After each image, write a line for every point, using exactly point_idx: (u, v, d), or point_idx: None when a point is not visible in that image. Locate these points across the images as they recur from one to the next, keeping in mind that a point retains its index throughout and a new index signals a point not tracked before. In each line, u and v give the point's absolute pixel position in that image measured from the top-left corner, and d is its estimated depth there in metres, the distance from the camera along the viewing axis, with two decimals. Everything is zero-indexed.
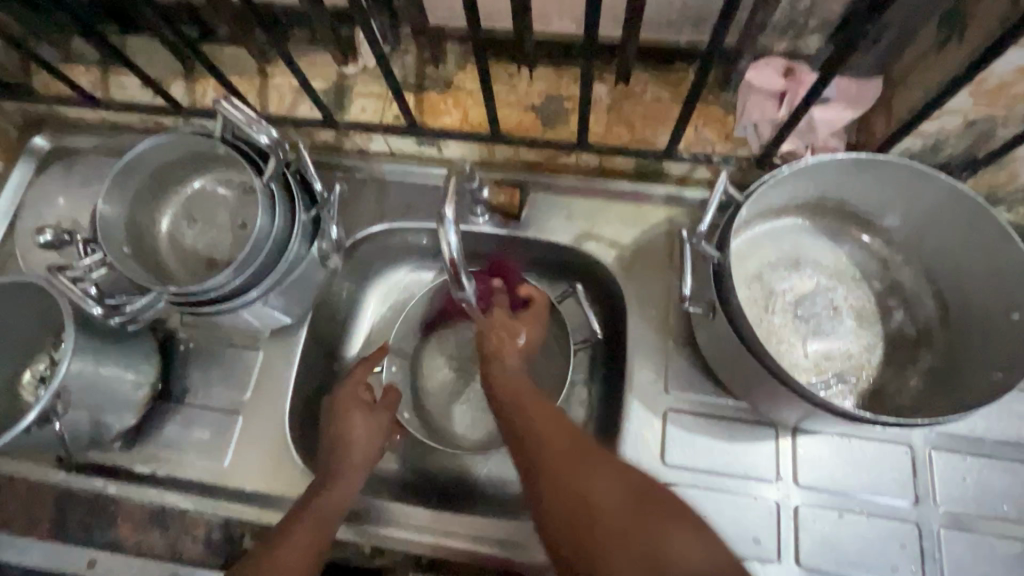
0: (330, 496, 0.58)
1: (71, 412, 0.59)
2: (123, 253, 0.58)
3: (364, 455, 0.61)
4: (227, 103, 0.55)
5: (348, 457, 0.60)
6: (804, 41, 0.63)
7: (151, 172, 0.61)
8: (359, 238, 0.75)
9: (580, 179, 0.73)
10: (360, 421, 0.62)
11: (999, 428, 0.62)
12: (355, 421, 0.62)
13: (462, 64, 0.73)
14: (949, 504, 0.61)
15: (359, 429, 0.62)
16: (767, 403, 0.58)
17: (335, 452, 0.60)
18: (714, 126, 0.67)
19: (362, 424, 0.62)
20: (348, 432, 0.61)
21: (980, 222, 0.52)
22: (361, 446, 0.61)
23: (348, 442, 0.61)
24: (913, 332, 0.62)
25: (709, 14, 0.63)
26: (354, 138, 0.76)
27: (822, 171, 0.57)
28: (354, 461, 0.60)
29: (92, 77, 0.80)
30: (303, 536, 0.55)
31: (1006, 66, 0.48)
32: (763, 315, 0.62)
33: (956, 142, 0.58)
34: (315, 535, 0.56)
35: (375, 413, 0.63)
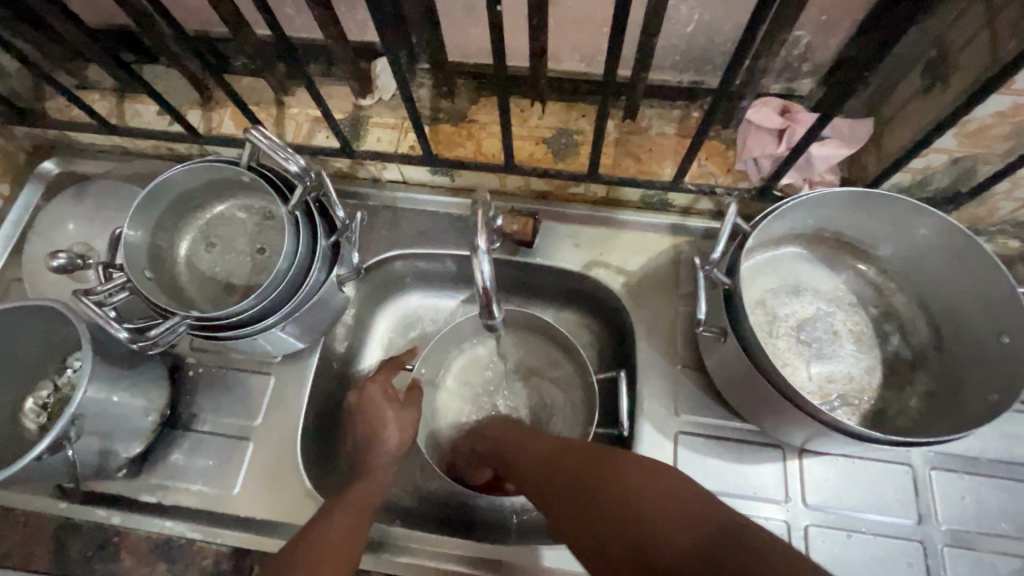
0: (365, 487, 0.59)
1: (83, 438, 0.58)
2: (145, 278, 0.59)
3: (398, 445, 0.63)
4: (257, 132, 0.57)
5: (383, 450, 0.62)
6: (798, 83, 0.68)
7: (176, 197, 0.62)
8: (372, 264, 0.77)
9: (590, 209, 0.76)
10: (394, 415, 0.64)
11: (992, 447, 0.65)
12: (389, 415, 0.64)
13: (475, 97, 0.76)
14: (952, 523, 0.63)
15: (393, 428, 0.63)
16: (777, 426, 0.60)
17: (370, 445, 0.63)
18: (716, 160, 0.71)
19: (393, 422, 0.64)
20: (383, 425, 0.63)
21: (970, 252, 0.56)
22: (392, 439, 0.63)
23: (379, 437, 0.63)
24: (909, 355, 0.66)
25: (712, 56, 0.68)
26: (369, 167, 0.78)
27: (820, 204, 0.60)
28: (384, 454, 0.62)
29: (107, 104, 0.80)
30: (347, 516, 0.55)
31: (987, 110, 0.53)
32: (768, 339, 0.65)
33: (941, 178, 0.63)
34: (358, 517, 0.56)
35: (408, 410, 0.66)
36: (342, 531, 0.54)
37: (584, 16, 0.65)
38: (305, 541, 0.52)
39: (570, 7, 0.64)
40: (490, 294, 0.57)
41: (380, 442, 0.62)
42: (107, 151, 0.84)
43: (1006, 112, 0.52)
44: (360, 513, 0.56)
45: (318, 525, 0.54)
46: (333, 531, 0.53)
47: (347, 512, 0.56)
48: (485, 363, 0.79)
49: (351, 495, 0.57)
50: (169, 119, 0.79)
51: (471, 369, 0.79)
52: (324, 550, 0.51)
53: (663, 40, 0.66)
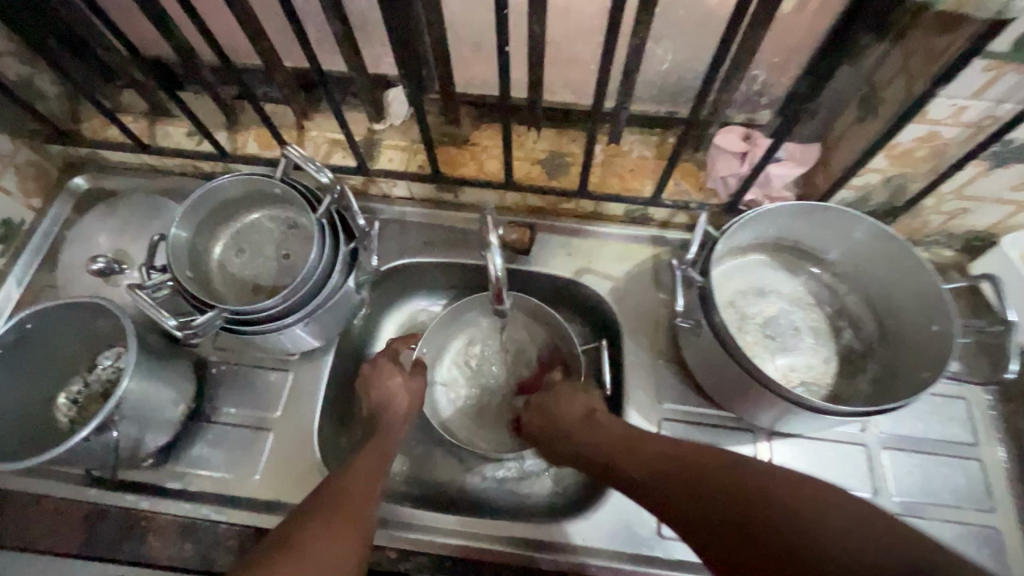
0: (379, 449, 0.64)
1: (124, 421, 0.64)
2: (187, 276, 0.66)
3: (405, 413, 0.69)
4: (292, 148, 0.65)
5: (393, 413, 0.69)
6: (758, 115, 0.79)
7: (214, 205, 0.70)
8: (384, 270, 0.84)
9: (580, 223, 0.86)
10: (401, 385, 0.70)
11: (935, 428, 0.74)
12: (397, 386, 0.70)
13: (477, 123, 0.86)
14: (903, 495, 0.71)
15: (406, 397, 0.70)
16: (749, 407, 0.68)
17: (381, 413, 0.69)
18: (690, 180, 0.82)
19: (403, 389, 0.70)
20: (391, 393, 0.70)
21: (903, 255, 0.66)
22: (401, 407, 0.69)
23: (389, 405, 0.69)
24: (860, 347, 0.75)
25: (684, 91, 0.78)
26: (381, 184, 0.86)
27: (777, 216, 0.70)
28: (393, 423, 0.68)
29: (139, 125, 0.88)
30: (364, 465, 0.61)
31: (909, 136, 0.63)
32: (738, 333, 0.74)
33: (879, 195, 0.74)
34: (375, 471, 0.62)
35: (413, 379, 0.72)
36: (362, 483, 0.59)
37: (575, 56, 0.75)
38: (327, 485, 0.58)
39: (562, 48, 0.74)
40: (497, 282, 0.66)
41: (390, 409, 0.69)
42: (136, 169, 0.91)
43: (924, 137, 0.63)
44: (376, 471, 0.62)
45: (342, 478, 0.59)
46: (353, 482, 0.59)
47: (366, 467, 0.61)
48: (484, 342, 0.85)
49: (369, 456, 0.63)
50: (198, 139, 0.86)
51: (473, 347, 0.85)
52: (350, 496, 0.57)
53: (642, 76, 0.77)
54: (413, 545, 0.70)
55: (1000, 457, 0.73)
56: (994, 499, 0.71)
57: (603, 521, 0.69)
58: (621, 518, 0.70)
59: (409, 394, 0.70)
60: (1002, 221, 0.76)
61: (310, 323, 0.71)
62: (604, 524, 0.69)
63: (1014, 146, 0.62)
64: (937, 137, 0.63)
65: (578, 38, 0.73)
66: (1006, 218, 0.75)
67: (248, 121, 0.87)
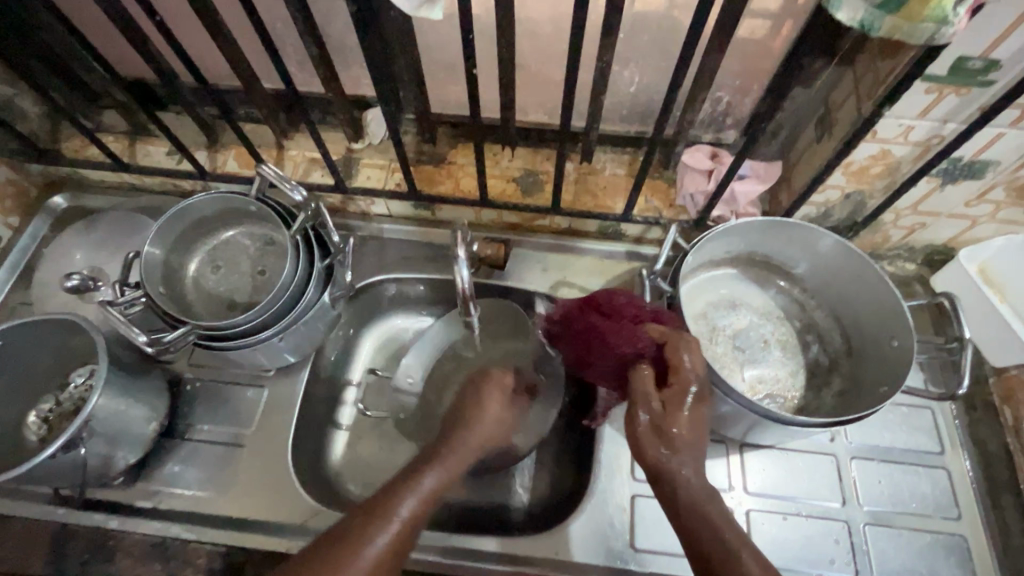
0: (444, 469, 0.61)
1: (93, 438, 0.64)
2: (160, 292, 0.67)
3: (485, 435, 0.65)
4: (266, 168, 0.66)
5: (477, 429, 0.64)
6: (724, 134, 0.82)
7: (190, 221, 0.72)
8: (361, 287, 0.85)
9: (554, 239, 0.87)
10: (495, 402, 0.67)
11: (902, 438, 0.76)
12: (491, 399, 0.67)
13: (453, 143, 0.88)
14: (872, 504, 0.72)
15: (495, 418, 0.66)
16: (720, 419, 0.69)
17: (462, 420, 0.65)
18: (660, 197, 0.84)
19: (497, 407, 0.67)
20: (485, 408, 0.66)
21: (864, 268, 0.68)
22: (482, 430, 0.65)
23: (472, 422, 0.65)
24: (827, 360, 0.77)
25: (652, 111, 0.81)
26: (359, 202, 0.88)
27: (743, 231, 0.72)
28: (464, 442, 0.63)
29: (120, 144, 0.89)
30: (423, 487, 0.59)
31: (863, 154, 0.66)
32: (708, 345, 0.76)
33: (840, 211, 0.77)
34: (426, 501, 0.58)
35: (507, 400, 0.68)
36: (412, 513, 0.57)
37: (546, 77, 0.78)
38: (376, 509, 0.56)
39: (534, 71, 0.77)
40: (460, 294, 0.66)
41: (470, 427, 0.64)
42: (115, 188, 0.92)
43: (877, 155, 0.66)
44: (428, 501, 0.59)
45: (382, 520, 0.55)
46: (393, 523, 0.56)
47: (415, 502, 0.57)
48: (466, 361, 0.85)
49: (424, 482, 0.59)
50: (178, 159, 0.87)
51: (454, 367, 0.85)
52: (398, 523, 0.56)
53: (612, 97, 0.79)
54: (440, 569, 0.69)
55: (967, 467, 0.75)
56: (960, 508, 0.72)
57: (577, 534, 0.70)
58: (603, 527, 0.70)
59: (491, 417, 0.66)
60: (959, 235, 0.79)
61: (284, 340, 0.71)
62: (585, 535, 0.70)
63: (962, 162, 0.65)
64: (890, 155, 0.66)
65: (548, 61, 0.75)
66: (963, 231, 0.78)
67: (228, 140, 0.88)
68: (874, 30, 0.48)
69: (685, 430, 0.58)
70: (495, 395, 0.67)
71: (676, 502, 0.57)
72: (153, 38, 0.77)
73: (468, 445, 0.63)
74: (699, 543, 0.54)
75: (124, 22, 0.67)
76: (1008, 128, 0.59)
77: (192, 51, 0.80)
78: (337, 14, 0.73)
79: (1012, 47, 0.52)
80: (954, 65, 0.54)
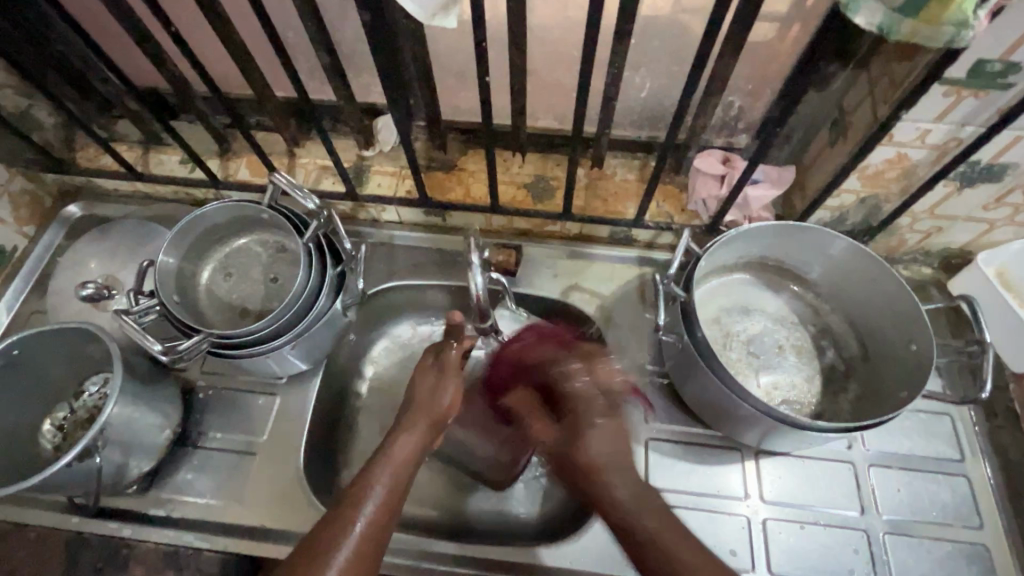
0: (394, 467, 0.60)
1: (108, 447, 0.64)
2: (174, 301, 0.67)
3: (435, 421, 0.64)
4: (280, 176, 0.66)
5: (423, 413, 0.64)
6: (736, 139, 0.81)
7: (203, 230, 0.72)
8: (371, 293, 0.85)
9: (565, 244, 0.87)
10: (431, 382, 0.66)
11: (921, 445, 0.75)
12: (426, 381, 0.66)
13: (464, 149, 0.88)
14: (890, 513, 0.71)
15: (443, 401, 0.65)
16: (736, 426, 0.68)
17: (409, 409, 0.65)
18: (672, 203, 0.84)
19: (430, 388, 0.66)
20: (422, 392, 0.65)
21: (880, 273, 0.67)
22: (432, 412, 0.64)
23: (418, 409, 0.64)
24: (843, 366, 0.76)
25: (663, 116, 0.81)
26: (370, 209, 0.88)
27: (757, 235, 0.72)
28: (413, 431, 0.62)
29: (133, 154, 0.89)
30: (388, 482, 0.58)
31: (878, 158, 0.66)
32: (722, 351, 0.75)
33: (855, 215, 0.76)
34: (394, 495, 0.58)
35: (445, 376, 0.66)
36: (382, 510, 0.56)
37: (557, 83, 0.78)
38: (344, 507, 0.56)
39: (545, 77, 0.77)
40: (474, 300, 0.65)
41: (416, 414, 0.64)
42: (129, 196, 0.93)
43: (892, 159, 0.66)
44: (390, 507, 0.57)
45: (342, 538, 0.53)
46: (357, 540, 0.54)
47: (380, 499, 0.57)
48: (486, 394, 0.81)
49: (378, 487, 0.58)
50: (191, 167, 0.88)
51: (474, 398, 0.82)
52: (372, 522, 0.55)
53: (623, 102, 0.79)
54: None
55: (987, 473, 0.73)
56: (982, 516, 0.71)
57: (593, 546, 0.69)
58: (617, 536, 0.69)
59: (439, 397, 0.65)
60: (976, 239, 0.78)
61: (296, 347, 0.71)
62: (600, 545, 0.69)
63: (980, 165, 0.64)
64: (906, 159, 0.65)
65: (559, 67, 0.75)
66: (980, 235, 0.77)
67: (240, 149, 0.89)
68: (892, 34, 0.48)
69: (597, 443, 0.60)
70: (431, 377, 0.66)
71: (605, 509, 0.57)
72: (167, 48, 0.77)
73: (415, 433, 0.62)
74: (640, 551, 0.54)
75: (138, 33, 0.67)
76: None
77: (206, 61, 0.81)
78: (349, 22, 0.74)
79: None
80: (973, 67, 0.54)
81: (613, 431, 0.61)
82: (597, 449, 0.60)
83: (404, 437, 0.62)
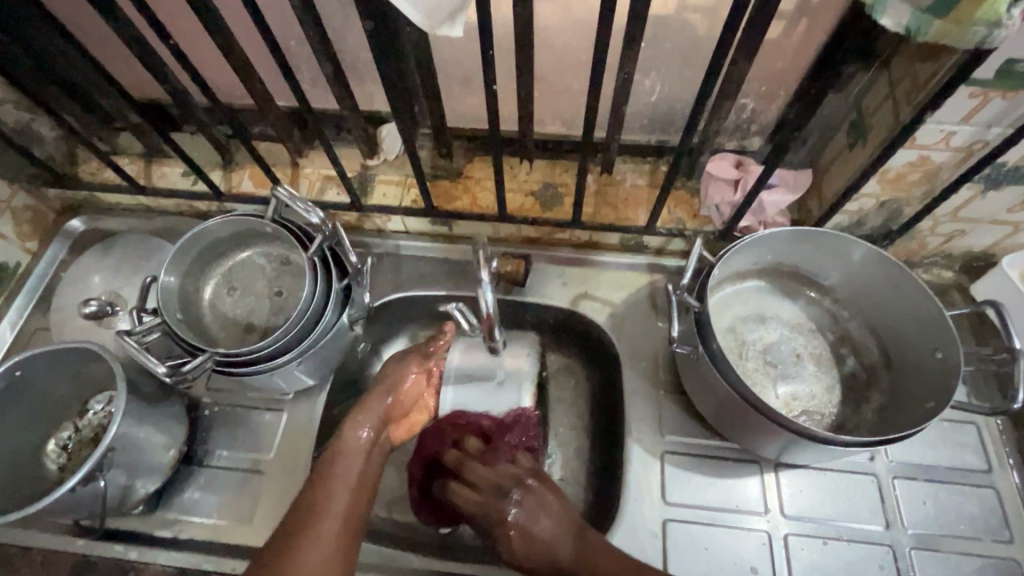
0: (358, 458, 0.61)
1: (112, 469, 0.63)
2: (177, 319, 0.66)
3: (395, 405, 0.65)
4: (284, 191, 0.65)
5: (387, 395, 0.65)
6: (749, 141, 0.79)
7: (205, 245, 0.71)
8: (378, 305, 0.83)
9: (575, 252, 0.85)
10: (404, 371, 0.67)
11: (946, 456, 0.72)
12: (405, 370, 0.68)
13: (470, 157, 0.86)
14: (916, 527, 0.69)
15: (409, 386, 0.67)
16: (754, 440, 0.66)
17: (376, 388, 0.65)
18: (684, 208, 0.82)
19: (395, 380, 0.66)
20: (387, 377, 0.66)
21: (903, 280, 0.65)
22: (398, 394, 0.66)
23: (374, 396, 0.64)
24: (864, 374, 0.74)
25: (674, 119, 0.79)
26: (375, 219, 0.86)
27: (773, 241, 0.70)
28: (369, 415, 0.64)
29: (136, 166, 0.88)
30: (352, 469, 0.60)
31: (900, 162, 0.63)
32: (738, 361, 0.73)
33: (874, 219, 0.74)
34: (359, 486, 0.60)
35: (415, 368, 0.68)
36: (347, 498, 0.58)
37: (565, 88, 0.76)
38: (307, 499, 0.58)
39: (553, 82, 0.75)
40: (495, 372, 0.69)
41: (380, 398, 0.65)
42: (132, 210, 0.92)
43: (915, 162, 0.63)
44: (357, 498, 0.59)
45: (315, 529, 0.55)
46: (326, 540, 0.55)
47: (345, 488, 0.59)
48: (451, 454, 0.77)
49: (340, 480, 0.59)
50: (194, 180, 0.87)
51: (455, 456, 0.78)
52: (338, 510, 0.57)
53: (633, 107, 0.77)
54: None
55: (1015, 482, 0.71)
56: (1012, 529, 0.69)
57: None
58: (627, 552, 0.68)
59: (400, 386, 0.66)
60: (999, 241, 0.75)
61: (303, 363, 0.70)
62: None
63: (1006, 168, 0.62)
64: (928, 161, 0.63)
65: (566, 72, 0.74)
66: (1003, 238, 0.75)
67: (243, 160, 0.88)
68: (918, 35, 0.45)
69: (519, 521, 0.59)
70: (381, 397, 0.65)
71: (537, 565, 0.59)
72: (166, 60, 0.76)
73: (374, 417, 0.64)
74: None
75: (138, 45, 0.66)
76: None
77: (207, 72, 0.80)
78: (350, 31, 0.72)
79: None
80: (1001, 67, 0.52)
81: (534, 508, 0.60)
82: (524, 532, 0.59)
83: (354, 424, 0.63)
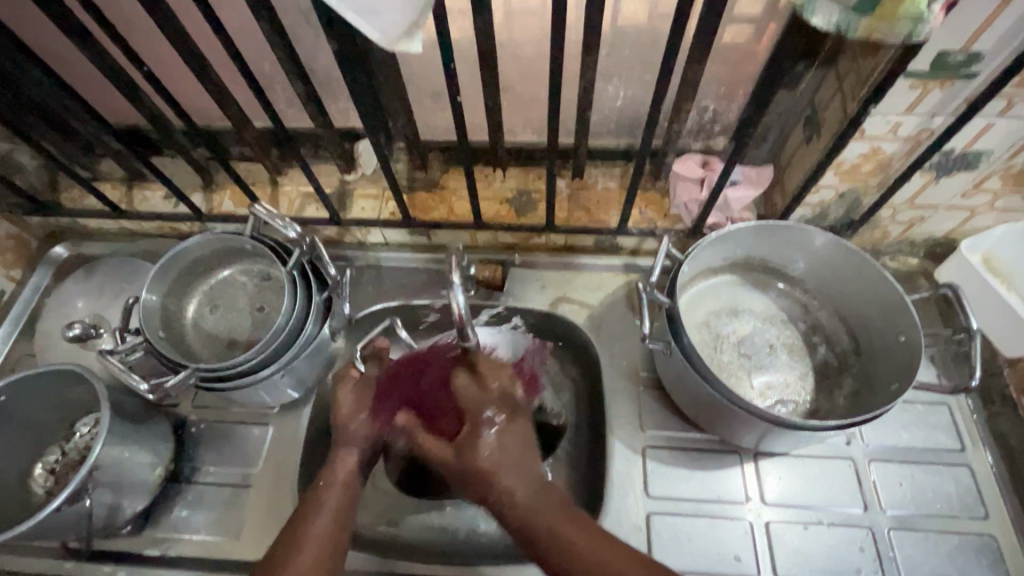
0: (336, 494, 0.60)
1: (98, 489, 0.63)
2: (159, 337, 0.67)
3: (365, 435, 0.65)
4: (260, 208, 0.66)
5: (347, 430, 0.64)
6: (714, 142, 0.82)
7: (186, 264, 0.73)
8: (360, 316, 0.85)
9: (551, 256, 0.87)
10: (350, 400, 0.66)
11: (920, 437, 0.74)
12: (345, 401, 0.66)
13: (445, 168, 0.88)
14: (894, 508, 0.70)
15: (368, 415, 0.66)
16: (730, 429, 0.68)
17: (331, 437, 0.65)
18: (654, 208, 0.84)
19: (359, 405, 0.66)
20: (346, 414, 0.65)
21: (863, 265, 0.68)
22: (357, 427, 0.65)
23: (347, 436, 0.64)
24: (835, 361, 0.76)
25: (639, 123, 0.81)
26: (355, 232, 0.88)
27: (739, 235, 0.72)
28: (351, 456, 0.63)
29: (118, 192, 0.90)
30: (332, 496, 0.59)
31: (854, 154, 0.66)
32: (713, 354, 0.74)
33: (836, 210, 0.76)
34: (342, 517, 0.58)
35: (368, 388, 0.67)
36: (327, 526, 0.57)
37: (533, 98, 0.79)
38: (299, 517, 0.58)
39: (520, 92, 0.78)
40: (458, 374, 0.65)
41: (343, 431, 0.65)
42: (114, 235, 0.93)
43: (867, 153, 0.66)
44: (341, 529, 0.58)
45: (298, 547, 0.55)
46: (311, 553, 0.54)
47: (326, 517, 0.57)
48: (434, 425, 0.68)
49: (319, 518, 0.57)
50: (175, 202, 0.88)
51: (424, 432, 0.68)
52: (322, 536, 0.56)
53: (600, 112, 0.80)
54: None
55: (988, 460, 0.73)
56: (987, 506, 0.70)
57: None
58: None
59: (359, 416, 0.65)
60: (958, 227, 0.78)
61: (286, 375, 0.71)
62: None
63: (954, 155, 0.65)
64: (880, 152, 0.66)
65: (531, 83, 0.76)
66: (961, 224, 0.77)
67: (223, 181, 0.89)
68: (850, 32, 0.48)
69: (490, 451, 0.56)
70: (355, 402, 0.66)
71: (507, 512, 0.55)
72: (145, 89, 0.79)
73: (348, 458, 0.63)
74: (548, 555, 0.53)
75: (114, 74, 0.68)
76: (997, 116, 0.59)
77: (185, 96, 0.82)
78: (322, 51, 0.74)
79: (992, 38, 0.52)
80: (935, 60, 0.55)
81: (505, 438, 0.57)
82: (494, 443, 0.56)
83: (342, 460, 0.63)
